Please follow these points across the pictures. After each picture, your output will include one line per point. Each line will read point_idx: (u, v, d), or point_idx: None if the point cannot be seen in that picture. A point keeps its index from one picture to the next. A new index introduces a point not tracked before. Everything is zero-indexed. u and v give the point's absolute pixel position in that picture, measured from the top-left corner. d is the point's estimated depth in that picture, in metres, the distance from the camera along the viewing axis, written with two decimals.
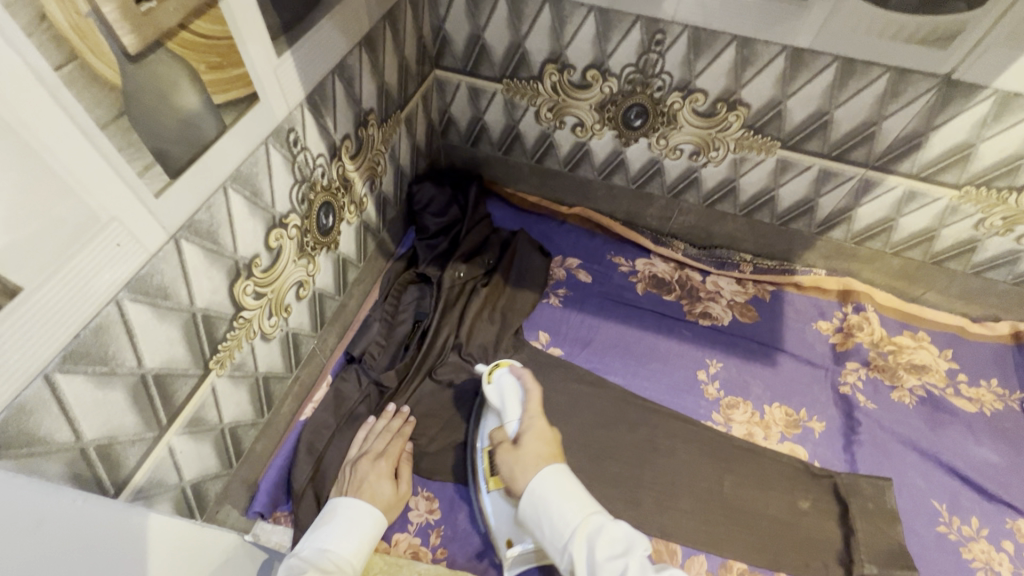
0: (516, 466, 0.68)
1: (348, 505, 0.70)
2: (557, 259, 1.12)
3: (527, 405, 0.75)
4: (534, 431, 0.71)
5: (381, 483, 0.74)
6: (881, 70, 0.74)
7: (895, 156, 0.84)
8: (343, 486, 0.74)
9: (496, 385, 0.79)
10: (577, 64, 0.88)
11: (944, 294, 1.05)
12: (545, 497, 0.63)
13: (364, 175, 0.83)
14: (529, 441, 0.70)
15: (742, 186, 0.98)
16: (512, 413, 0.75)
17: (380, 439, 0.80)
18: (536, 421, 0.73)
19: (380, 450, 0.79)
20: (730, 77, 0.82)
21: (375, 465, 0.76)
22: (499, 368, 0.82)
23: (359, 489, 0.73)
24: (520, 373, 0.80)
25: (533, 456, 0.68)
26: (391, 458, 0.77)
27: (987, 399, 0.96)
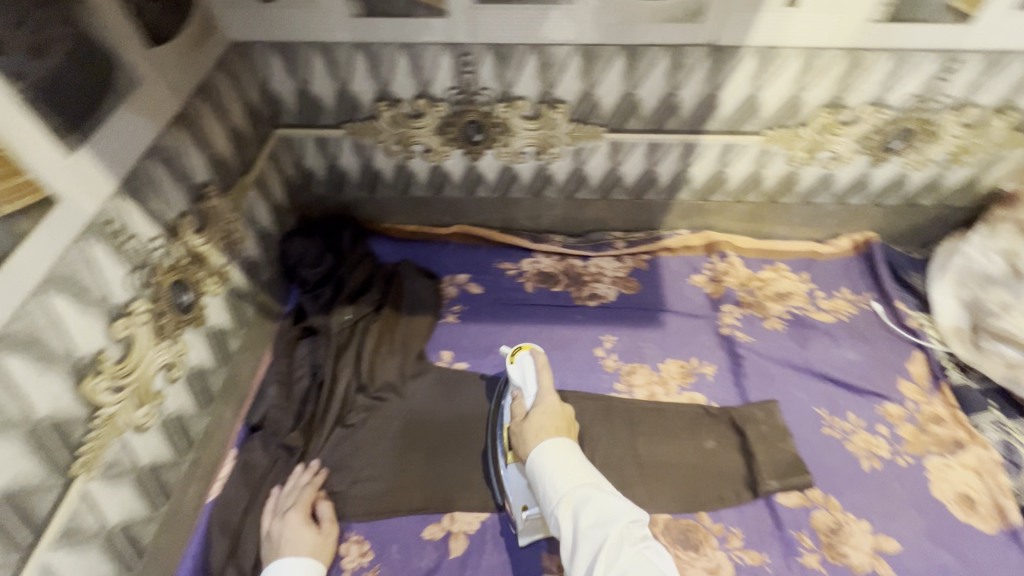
0: (527, 433, 0.80)
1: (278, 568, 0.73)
2: (448, 278, 1.16)
3: (542, 384, 0.86)
4: (542, 406, 0.83)
5: (301, 533, 0.77)
6: (658, 49, 0.84)
7: (700, 117, 0.94)
8: (269, 546, 0.76)
9: (517, 365, 0.90)
10: (405, 97, 0.93)
11: (790, 225, 1.17)
12: (540, 467, 0.74)
13: (218, 245, 0.83)
14: (537, 416, 0.81)
15: (589, 172, 1.06)
16: (530, 387, 0.87)
17: (290, 495, 0.82)
18: (549, 401, 0.83)
19: (291, 501, 0.81)
20: (540, 81, 0.90)
21: (290, 519, 0.78)
22: (521, 350, 0.92)
23: (281, 546, 0.75)
24: (538, 356, 0.90)
25: (538, 427, 0.79)
26: (302, 507, 0.80)
27: (843, 307, 1.07)
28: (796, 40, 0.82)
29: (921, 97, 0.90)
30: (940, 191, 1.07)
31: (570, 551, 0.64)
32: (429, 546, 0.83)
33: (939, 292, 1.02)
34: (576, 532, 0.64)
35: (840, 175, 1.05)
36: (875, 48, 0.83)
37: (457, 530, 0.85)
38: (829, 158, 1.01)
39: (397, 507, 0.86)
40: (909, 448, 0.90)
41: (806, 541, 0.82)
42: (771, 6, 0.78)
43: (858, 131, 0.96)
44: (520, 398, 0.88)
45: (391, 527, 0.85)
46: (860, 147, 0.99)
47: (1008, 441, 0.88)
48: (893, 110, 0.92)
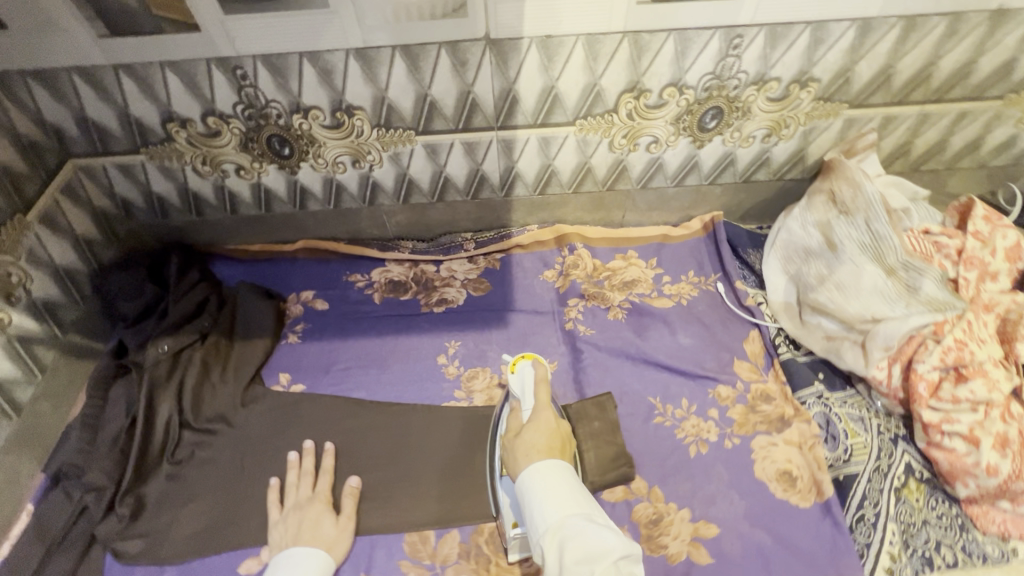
0: (518, 455, 0.72)
1: (290, 555, 0.77)
2: (293, 296, 1.13)
3: (538, 401, 0.79)
4: (535, 424, 0.75)
5: (320, 523, 0.82)
6: (435, 47, 0.81)
7: (507, 113, 0.92)
8: (283, 538, 0.80)
9: (519, 376, 0.83)
10: (193, 116, 0.89)
11: (638, 211, 1.16)
12: (530, 488, 0.66)
13: None
14: (529, 436, 0.73)
15: (416, 177, 1.03)
16: (528, 403, 0.81)
17: (303, 484, 0.86)
18: (542, 419, 0.76)
19: (309, 494, 0.86)
20: (327, 89, 0.86)
21: (309, 508, 0.83)
22: (523, 358, 0.85)
23: (298, 535, 0.80)
24: (540, 369, 0.83)
25: (530, 449, 0.71)
26: (322, 499, 0.85)
27: (686, 290, 1.06)
28: (570, 27, 0.80)
29: (718, 76, 0.89)
30: (773, 165, 1.06)
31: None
32: None
33: (770, 267, 1.02)
34: (562, 570, 0.58)
35: (668, 158, 1.03)
36: (654, 30, 0.81)
37: None
38: (651, 143, 1.00)
39: (213, 547, 0.83)
40: (737, 429, 0.89)
41: (626, 536, 0.80)
42: None
43: (669, 113, 0.94)
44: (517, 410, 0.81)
45: (205, 567, 0.82)
46: (676, 129, 0.97)
47: (827, 413, 0.88)
48: (695, 90, 0.91)
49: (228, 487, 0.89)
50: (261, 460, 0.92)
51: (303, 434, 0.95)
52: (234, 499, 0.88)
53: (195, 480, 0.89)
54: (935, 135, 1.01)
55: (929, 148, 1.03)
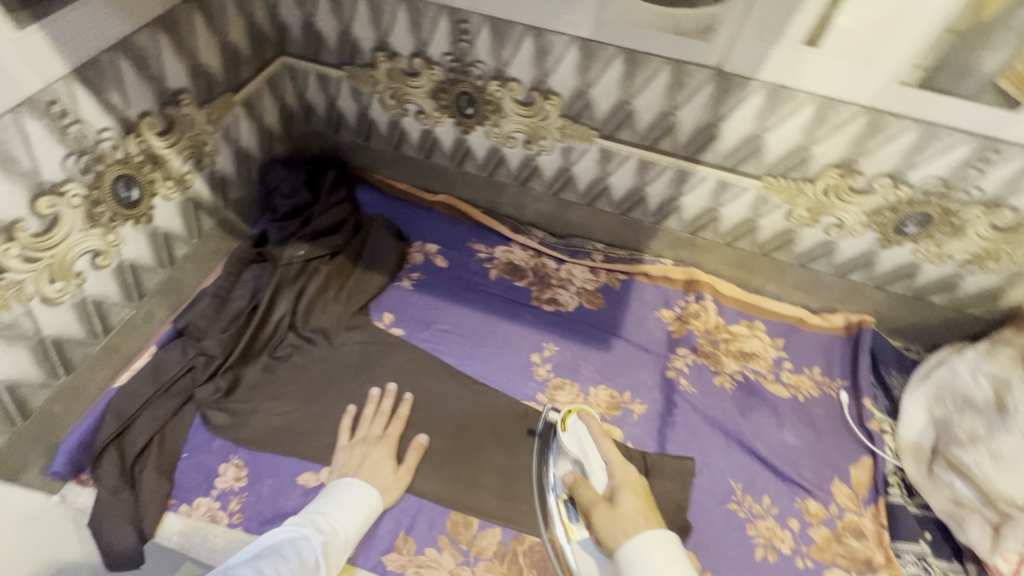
0: (617, 527, 0.67)
1: (350, 484, 0.80)
2: (417, 244, 1.16)
3: (606, 454, 0.77)
4: (625, 486, 0.72)
5: (381, 466, 0.85)
6: (660, 61, 0.78)
7: (699, 146, 0.87)
8: (346, 465, 0.84)
9: (573, 434, 0.84)
10: (402, 52, 0.91)
11: (781, 285, 1.08)
12: (644, 563, 0.61)
13: (183, 153, 0.86)
14: (627, 497, 0.70)
15: (577, 175, 1.01)
16: (592, 461, 0.80)
17: (377, 423, 0.90)
18: (625, 473, 0.74)
19: (380, 434, 0.89)
20: (535, 67, 0.85)
21: (376, 448, 0.87)
22: (571, 416, 0.86)
23: (360, 469, 0.83)
24: (589, 424, 0.84)
25: (635, 513, 0.68)
26: (390, 445, 0.88)
27: (805, 386, 0.98)
28: (811, 85, 0.74)
29: (947, 183, 0.79)
30: (956, 293, 0.95)
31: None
32: (298, 490, 0.85)
33: (911, 400, 0.91)
34: None
35: (842, 247, 0.95)
36: (900, 115, 0.74)
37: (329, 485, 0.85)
38: (833, 225, 0.92)
39: (285, 448, 0.88)
40: (814, 551, 0.82)
41: None
42: (788, 41, 0.70)
43: (869, 203, 0.86)
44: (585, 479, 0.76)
45: (272, 463, 0.87)
46: (868, 221, 0.89)
47: None
48: (911, 190, 0.82)
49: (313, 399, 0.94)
50: (346, 386, 0.96)
51: (388, 376, 0.98)
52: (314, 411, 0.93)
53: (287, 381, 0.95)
54: None
55: None
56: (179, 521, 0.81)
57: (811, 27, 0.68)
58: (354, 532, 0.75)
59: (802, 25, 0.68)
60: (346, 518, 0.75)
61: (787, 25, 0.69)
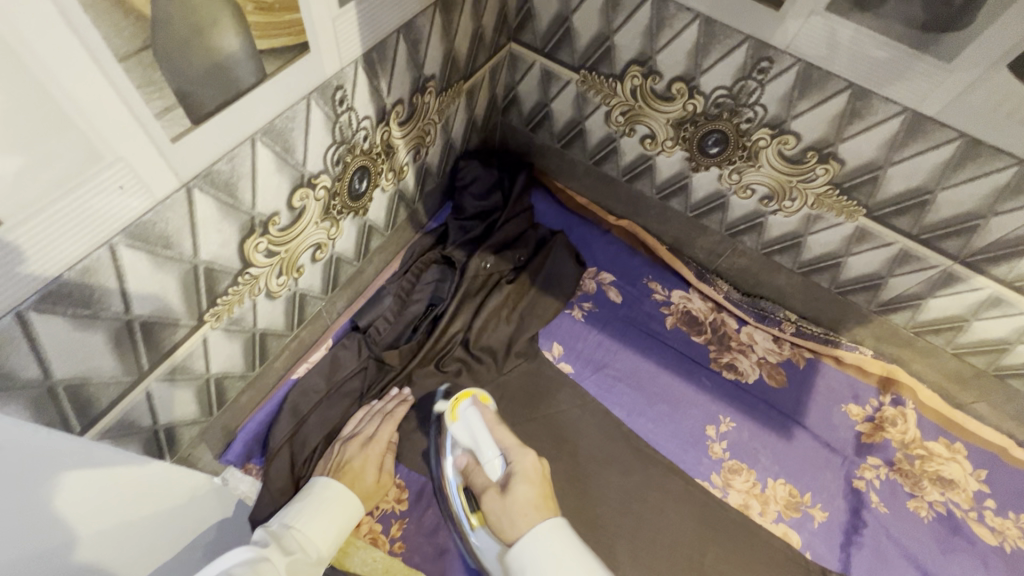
0: (511, 512, 0.62)
1: (324, 491, 0.68)
2: (591, 270, 1.06)
3: (503, 441, 0.72)
4: (521, 474, 0.67)
5: (365, 471, 0.74)
6: (1011, 161, 0.64)
7: (993, 256, 0.74)
8: (329, 467, 0.74)
9: (461, 424, 0.74)
10: (665, 73, 0.79)
11: (996, 409, 0.95)
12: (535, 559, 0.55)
13: (409, 144, 0.77)
14: (518, 487, 0.65)
15: (809, 243, 0.89)
16: (486, 449, 0.71)
17: (371, 423, 0.79)
18: (523, 459, 0.69)
19: (369, 437, 0.77)
20: (831, 127, 0.72)
21: (360, 454, 0.75)
22: (462, 402, 0.76)
23: (342, 471, 0.72)
24: (483, 408, 0.75)
25: (523, 502, 0.63)
26: (380, 447, 0.76)
27: (1012, 534, 0.87)
28: None
29: None
30: None
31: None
32: None
33: None
34: None
35: None
36: None
37: None
38: None
39: None
40: None
41: None
42: None
43: None
44: (475, 460, 0.73)
45: (434, 490, 0.82)
46: None
47: None
48: None
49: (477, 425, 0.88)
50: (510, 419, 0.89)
51: (554, 417, 0.90)
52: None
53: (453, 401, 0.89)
54: None
55: None
56: None
57: None
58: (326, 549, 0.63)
59: None
60: (316, 530, 0.63)
61: None
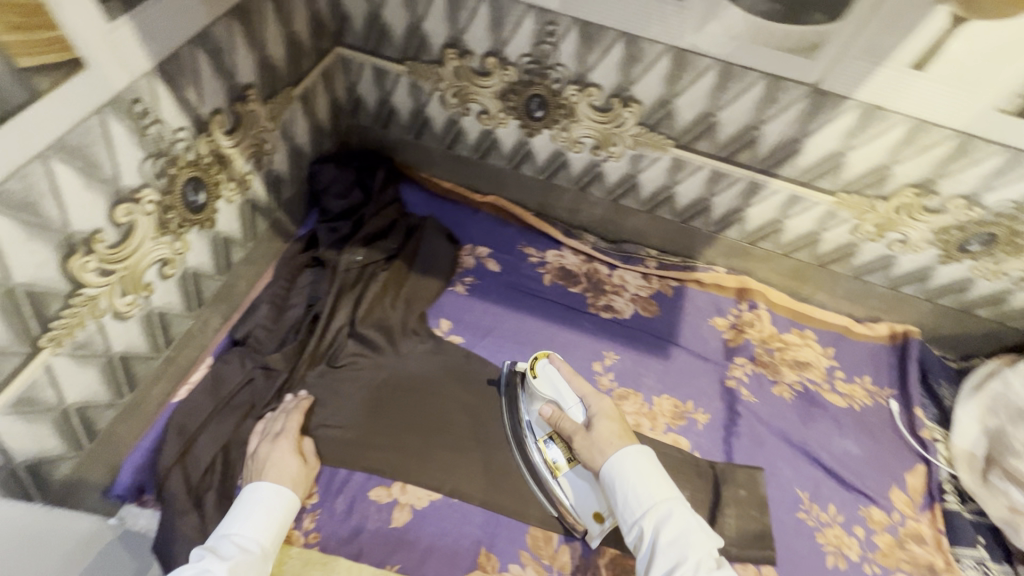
0: (596, 450, 0.75)
1: (248, 497, 0.71)
2: (468, 247, 1.12)
3: (581, 390, 0.80)
4: (603, 412, 0.78)
5: (285, 465, 0.75)
6: (757, 76, 0.77)
7: (777, 159, 0.87)
8: (252, 471, 0.75)
9: (544, 379, 0.81)
10: (476, 51, 0.87)
11: (831, 295, 1.10)
12: (620, 474, 0.70)
13: (246, 152, 0.80)
14: (602, 424, 0.76)
15: (642, 182, 1.00)
16: (569, 400, 0.79)
17: (280, 420, 0.81)
18: (602, 403, 0.79)
19: (283, 431, 0.80)
20: (620, 74, 0.83)
21: (276, 447, 0.77)
22: (539, 360, 0.83)
23: (264, 471, 0.74)
24: (560, 364, 0.83)
25: (609, 437, 0.75)
26: (292, 438, 0.79)
27: (859, 395, 1.01)
28: (909, 107, 0.74)
29: (1020, 207, 0.81)
30: (1002, 307, 0.99)
31: (647, 568, 0.64)
32: (371, 505, 0.82)
33: (964, 411, 0.95)
34: (659, 548, 0.64)
35: (901, 261, 0.97)
36: (992, 140, 0.74)
37: (404, 502, 0.83)
38: (897, 241, 0.94)
39: (356, 462, 0.85)
40: (880, 557, 0.86)
41: None
42: (895, 63, 0.70)
43: (938, 222, 0.88)
44: (558, 408, 0.80)
45: (341, 477, 0.84)
46: (933, 239, 0.91)
47: None
48: (985, 211, 0.84)
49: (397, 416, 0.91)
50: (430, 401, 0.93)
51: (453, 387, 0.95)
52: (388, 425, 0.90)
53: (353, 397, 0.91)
54: None
55: None
56: None
57: (922, 50, 0.67)
58: (269, 546, 0.68)
59: (913, 48, 0.68)
60: (255, 531, 0.68)
61: (897, 48, 0.68)
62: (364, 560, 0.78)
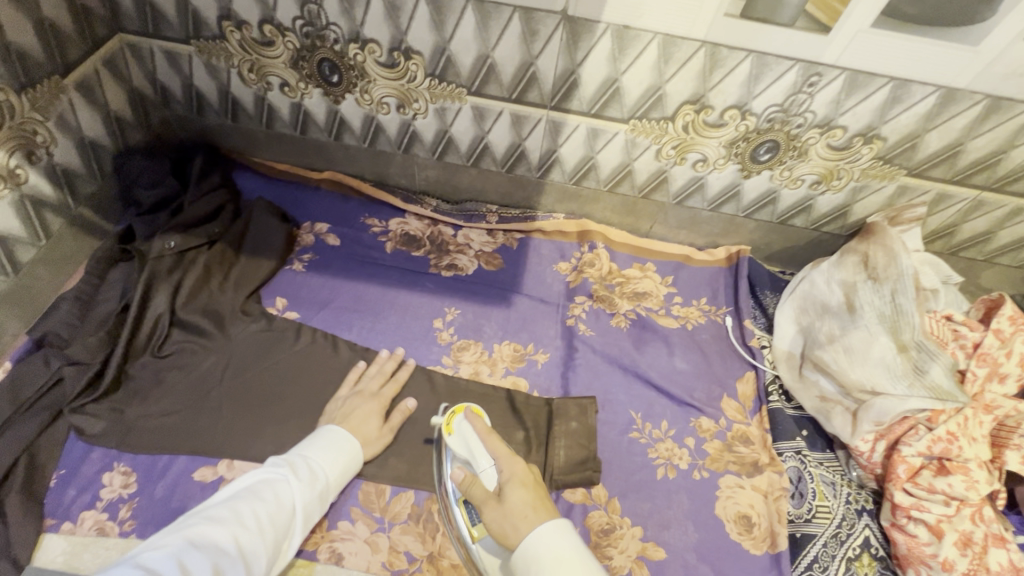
0: (508, 521, 0.64)
1: (331, 431, 0.81)
2: (307, 225, 1.11)
3: (493, 449, 0.73)
4: (515, 478, 0.68)
5: (367, 419, 0.85)
6: (511, 10, 0.79)
7: (563, 94, 0.89)
8: (335, 415, 0.85)
9: (458, 436, 0.79)
10: (250, 20, 0.88)
11: (666, 226, 1.13)
12: (538, 559, 0.59)
13: (6, 145, 0.77)
14: (515, 493, 0.66)
15: (456, 136, 1.01)
16: (480, 461, 0.74)
17: (374, 381, 0.90)
18: (513, 467, 0.70)
19: (374, 391, 0.89)
20: (390, 25, 0.84)
21: (367, 403, 0.87)
22: (456, 416, 0.81)
23: (345, 419, 0.84)
24: (473, 420, 0.79)
25: (520, 506, 0.64)
26: (382, 400, 0.88)
27: (694, 316, 1.05)
28: (651, 23, 0.77)
29: (785, 110, 0.86)
30: (812, 214, 1.04)
31: None
32: (194, 486, 0.80)
33: (782, 314, 1.00)
34: None
35: (711, 182, 1.01)
36: (734, 47, 0.78)
37: (230, 477, 0.82)
38: (698, 161, 0.97)
39: (175, 446, 0.83)
40: (709, 462, 0.89)
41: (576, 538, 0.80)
42: None
43: (725, 136, 0.92)
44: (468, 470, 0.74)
45: (161, 463, 0.82)
46: (727, 154, 0.95)
47: (800, 470, 0.87)
48: (758, 119, 0.88)
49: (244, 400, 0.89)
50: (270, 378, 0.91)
51: (286, 360, 0.93)
52: (427, 407, 0.92)
53: (409, 380, 0.94)
54: (982, 224, 0.99)
55: (973, 235, 1.01)
56: (63, 541, 0.75)
57: None
58: (334, 477, 0.77)
59: None
60: (325, 461, 0.77)
61: None
62: None
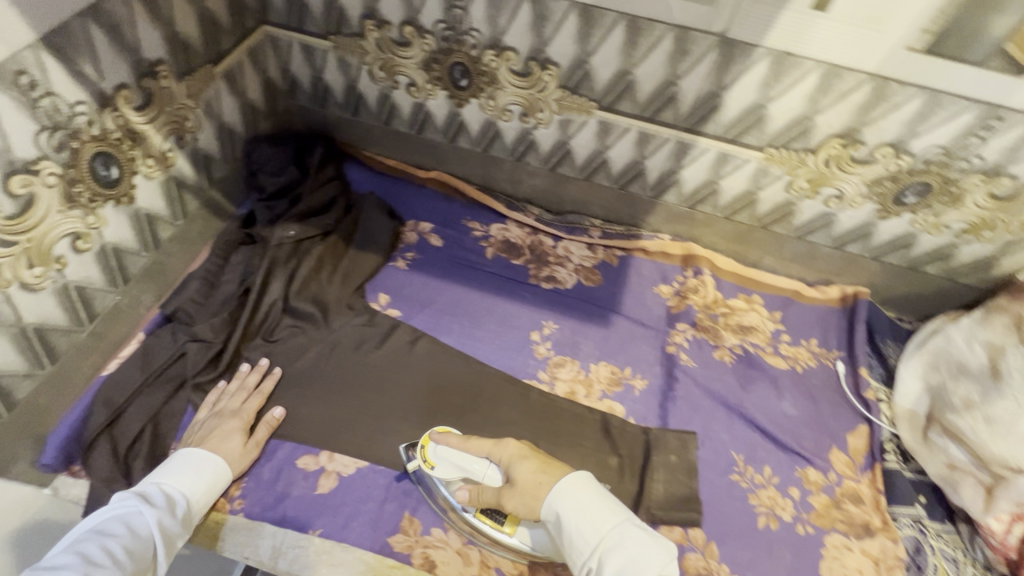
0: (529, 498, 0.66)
1: (186, 455, 0.75)
2: (411, 223, 1.11)
3: (484, 448, 0.73)
4: (517, 456, 0.70)
5: (228, 437, 0.79)
6: (665, 28, 0.77)
7: (701, 116, 0.86)
8: (191, 438, 0.79)
9: (441, 462, 0.74)
10: (392, 20, 0.89)
11: (778, 259, 1.07)
12: (564, 514, 0.63)
13: (163, 129, 0.81)
14: (523, 468, 0.68)
15: (574, 148, 0.99)
16: (478, 466, 0.72)
17: (234, 398, 0.84)
18: (506, 449, 0.71)
19: (236, 408, 0.83)
20: (533, 35, 0.84)
21: (227, 421, 0.81)
22: (428, 446, 0.75)
23: (203, 441, 0.78)
24: (448, 439, 0.76)
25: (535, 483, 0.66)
26: (242, 418, 0.82)
27: (803, 357, 0.99)
28: (816, 51, 0.73)
29: (948, 152, 0.79)
30: (951, 263, 0.96)
31: None
32: (298, 472, 0.83)
33: (906, 369, 0.94)
34: None
35: (841, 219, 0.95)
36: (905, 82, 0.73)
37: (331, 469, 0.84)
38: (833, 197, 0.91)
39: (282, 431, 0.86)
40: (815, 518, 0.83)
41: None
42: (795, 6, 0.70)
43: (870, 173, 0.86)
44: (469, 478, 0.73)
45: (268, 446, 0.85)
46: (868, 192, 0.89)
47: (919, 540, 0.81)
48: (913, 158, 0.82)
49: (344, 392, 0.91)
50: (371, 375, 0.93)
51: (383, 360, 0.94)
52: (446, 401, 0.92)
53: (471, 380, 0.94)
54: None
55: None
56: None
57: None
58: (197, 499, 0.72)
59: None
60: (186, 486, 0.72)
61: None
62: (285, 526, 0.79)
